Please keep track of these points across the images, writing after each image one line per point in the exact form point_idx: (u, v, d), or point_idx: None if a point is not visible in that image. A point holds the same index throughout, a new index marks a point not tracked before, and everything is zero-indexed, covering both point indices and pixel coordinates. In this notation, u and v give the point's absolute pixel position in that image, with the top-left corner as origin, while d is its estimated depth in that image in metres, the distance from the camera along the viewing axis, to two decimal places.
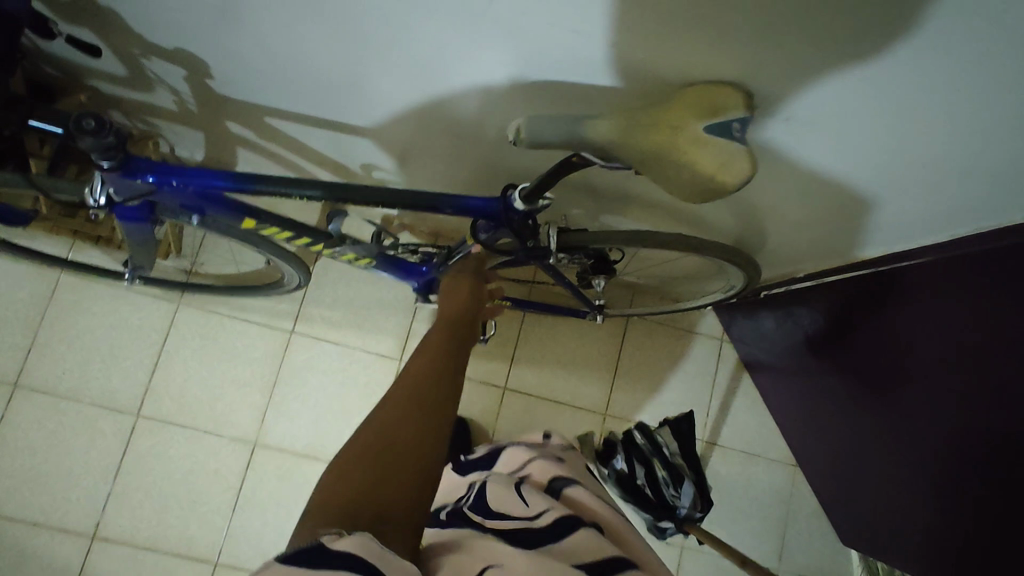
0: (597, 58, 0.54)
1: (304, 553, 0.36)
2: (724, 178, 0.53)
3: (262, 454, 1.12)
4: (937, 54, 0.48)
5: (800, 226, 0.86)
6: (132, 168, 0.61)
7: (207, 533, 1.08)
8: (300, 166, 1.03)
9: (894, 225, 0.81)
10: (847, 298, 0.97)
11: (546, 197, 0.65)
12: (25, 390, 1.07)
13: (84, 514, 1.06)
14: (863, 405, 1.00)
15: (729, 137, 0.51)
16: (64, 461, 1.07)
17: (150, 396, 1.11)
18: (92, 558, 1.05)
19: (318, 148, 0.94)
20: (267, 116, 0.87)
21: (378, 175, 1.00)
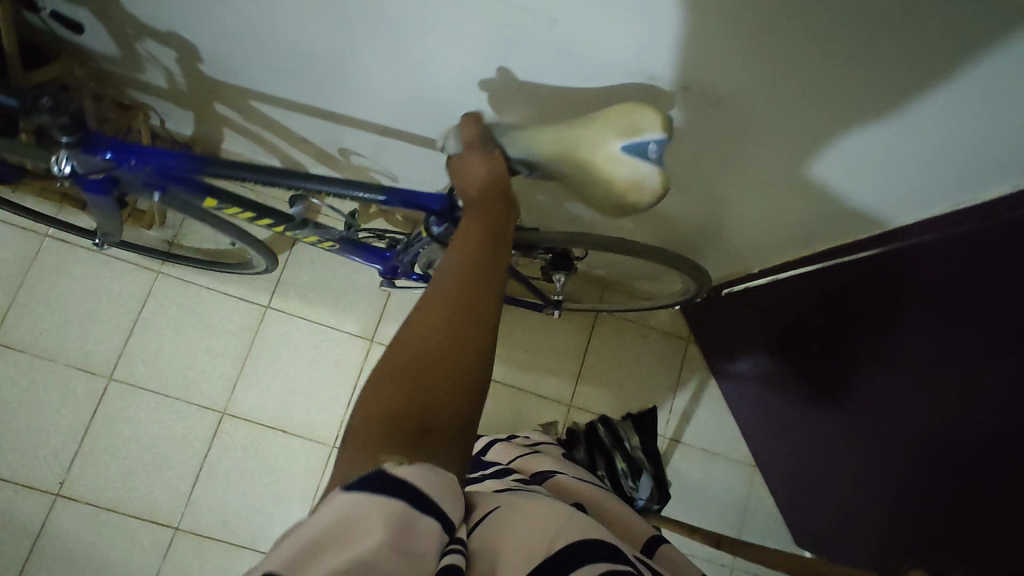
0: (546, 40, 0.58)
1: (367, 481, 0.35)
2: (638, 194, 0.59)
3: (229, 423, 1.14)
4: (856, 55, 0.51)
5: (757, 224, 0.90)
6: (92, 144, 0.66)
7: (170, 498, 1.10)
8: (284, 144, 1.07)
9: (839, 224, 0.84)
10: (809, 296, 1.00)
11: None
12: (1, 347, 1.09)
13: (50, 472, 1.08)
14: (823, 398, 1.03)
15: (645, 159, 0.56)
16: (35, 419, 1.09)
17: (124, 360, 1.13)
18: (54, 516, 1.06)
19: (300, 130, 0.99)
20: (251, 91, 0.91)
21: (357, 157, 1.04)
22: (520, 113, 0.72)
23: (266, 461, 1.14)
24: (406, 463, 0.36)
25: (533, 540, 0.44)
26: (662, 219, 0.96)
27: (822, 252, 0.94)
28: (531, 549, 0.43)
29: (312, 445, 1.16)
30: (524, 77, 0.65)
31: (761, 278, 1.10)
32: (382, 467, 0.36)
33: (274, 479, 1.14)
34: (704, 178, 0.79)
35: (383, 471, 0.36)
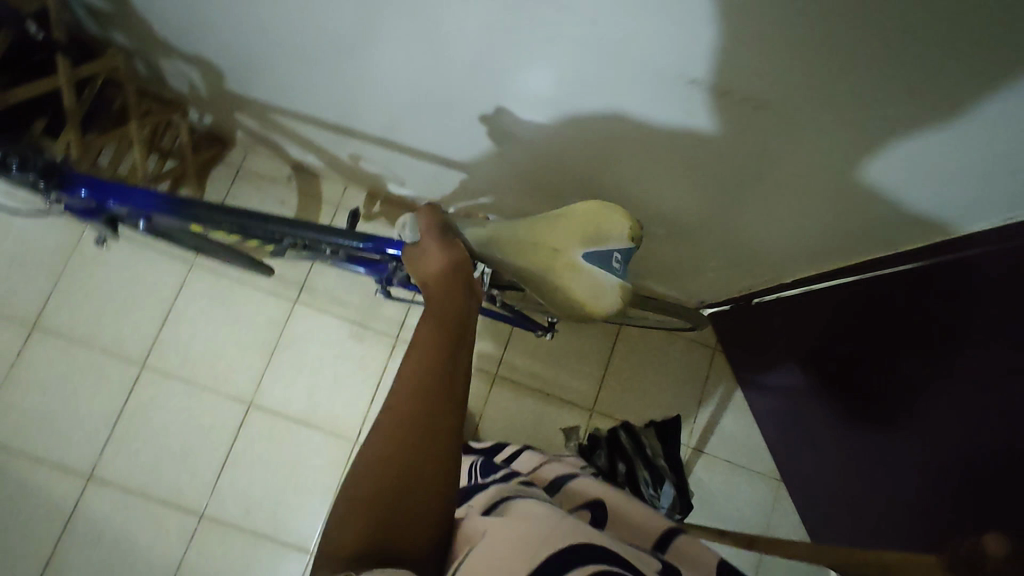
0: (585, 36, 0.57)
1: None
2: (595, 305, 0.64)
3: (256, 414, 1.16)
4: (909, 74, 0.48)
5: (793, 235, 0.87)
6: (68, 182, 0.71)
7: (196, 485, 1.12)
8: (319, 139, 1.08)
9: (881, 237, 0.79)
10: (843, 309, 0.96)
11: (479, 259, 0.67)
12: (41, 332, 1.13)
13: (83, 455, 1.11)
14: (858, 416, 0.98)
15: (609, 268, 0.63)
16: (71, 403, 1.12)
17: (157, 349, 1.16)
18: (86, 497, 1.09)
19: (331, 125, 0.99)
20: (288, 85, 0.92)
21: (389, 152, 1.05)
22: (557, 104, 0.71)
23: (291, 452, 1.16)
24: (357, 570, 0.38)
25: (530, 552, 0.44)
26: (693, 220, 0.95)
27: (862, 265, 0.89)
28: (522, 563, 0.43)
29: (335, 438, 1.17)
30: (562, 73, 0.64)
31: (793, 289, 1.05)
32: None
33: (298, 470, 1.15)
34: (740, 185, 0.77)
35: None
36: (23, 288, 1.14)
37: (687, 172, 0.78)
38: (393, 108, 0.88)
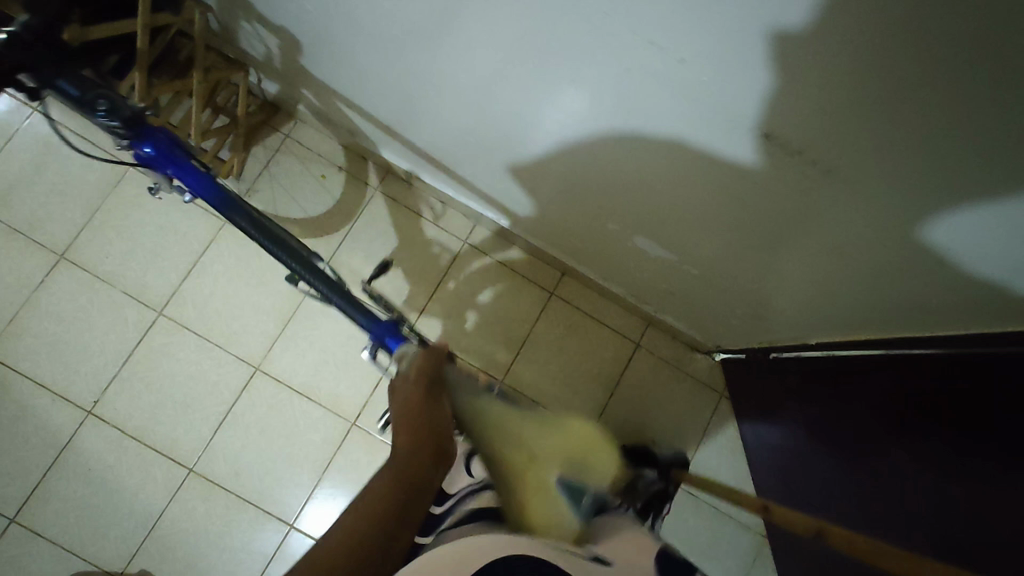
0: (662, 72, 0.57)
1: None
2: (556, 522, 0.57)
3: (261, 380, 1.17)
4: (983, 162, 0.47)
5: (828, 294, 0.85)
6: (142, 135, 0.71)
7: (191, 439, 1.13)
8: (373, 118, 1.10)
9: (912, 311, 0.78)
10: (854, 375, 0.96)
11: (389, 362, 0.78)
12: (69, 263, 1.14)
13: (87, 390, 1.12)
14: (843, 480, 0.96)
15: (576, 502, 0.62)
16: (85, 337, 1.13)
17: (177, 298, 1.17)
18: (82, 432, 1.10)
19: (389, 106, 1.01)
20: (354, 62, 0.93)
21: (439, 143, 1.05)
22: (622, 129, 0.71)
23: (286, 422, 1.16)
24: None
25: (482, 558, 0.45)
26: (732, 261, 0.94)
27: (896, 337, 0.87)
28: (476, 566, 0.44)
29: (333, 416, 1.17)
30: (632, 103, 0.65)
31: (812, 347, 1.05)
32: None
33: (290, 442, 1.15)
34: (785, 239, 0.76)
35: None
36: (59, 216, 1.15)
37: (732, 217, 0.78)
38: (454, 105, 0.89)
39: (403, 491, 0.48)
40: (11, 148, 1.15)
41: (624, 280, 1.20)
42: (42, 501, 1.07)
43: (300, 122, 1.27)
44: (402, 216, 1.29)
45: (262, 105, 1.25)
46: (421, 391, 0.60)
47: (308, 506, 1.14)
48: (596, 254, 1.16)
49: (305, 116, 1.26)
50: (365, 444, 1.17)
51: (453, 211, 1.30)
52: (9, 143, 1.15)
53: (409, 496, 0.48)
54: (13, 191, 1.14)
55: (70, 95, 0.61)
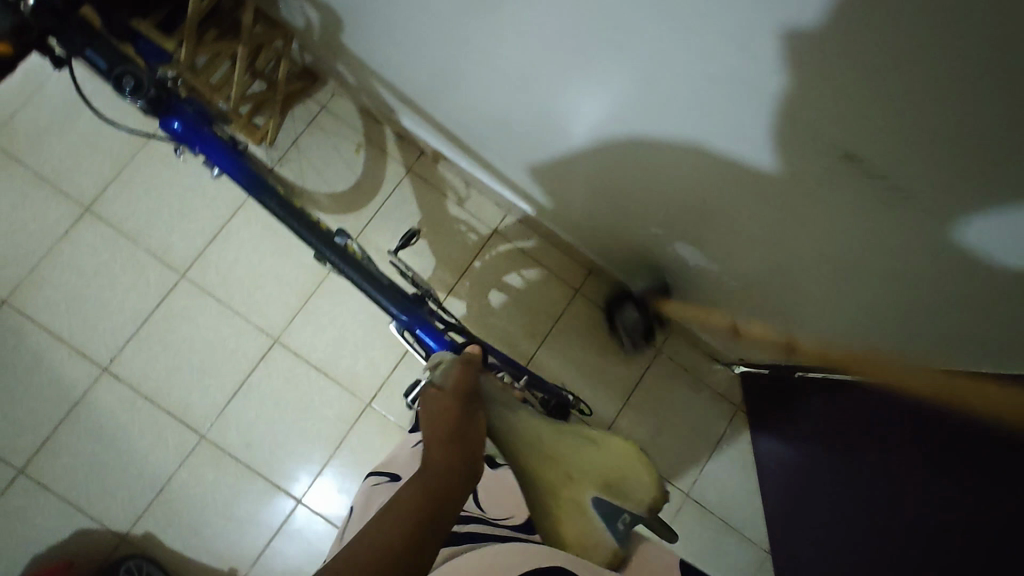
0: None
1: None
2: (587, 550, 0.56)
3: (279, 352, 1.15)
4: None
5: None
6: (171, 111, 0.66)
7: (205, 405, 1.12)
8: (414, 98, 1.06)
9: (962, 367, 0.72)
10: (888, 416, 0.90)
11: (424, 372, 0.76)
12: (93, 217, 1.12)
13: (104, 347, 1.10)
14: (876, 519, 0.94)
15: (610, 524, 0.58)
16: (105, 294, 1.11)
17: (200, 263, 1.15)
18: (96, 388, 1.09)
19: (435, 87, 0.98)
20: (404, 40, 0.90)
21: (480, 132, 1.02)
22: None
23: (300, 396, 1.15)
24: None
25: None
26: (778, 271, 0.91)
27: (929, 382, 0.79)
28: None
29: (348, 395, 1.16)
30: None
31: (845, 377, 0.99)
32: None
33: (303, 417, 1.14)
34: None
35: None
36: (86, 169, 1.13)
37: None
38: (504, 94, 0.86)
39: (431, 508, 0.45)
40: (42, 95, 1.12)
41: (652, 286, 1.18)
42: (51, 456, 1.07)
43: (336, 94, 1.25)
44: (432, 198, 1.26)
45: (299, 72, 1.22)
46: (456, 401, 0.59)
47: (317, 482, 1.13)
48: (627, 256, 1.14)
49: (342, 88, 1.24)
50: (379, 424, 1.16)
51: (482, 197, 1.27)
52: (40, 90, 1.12)
53: (440, 511, 0.45)
54: (42, 140, 1.12)
55: (101, 68, 0.59)
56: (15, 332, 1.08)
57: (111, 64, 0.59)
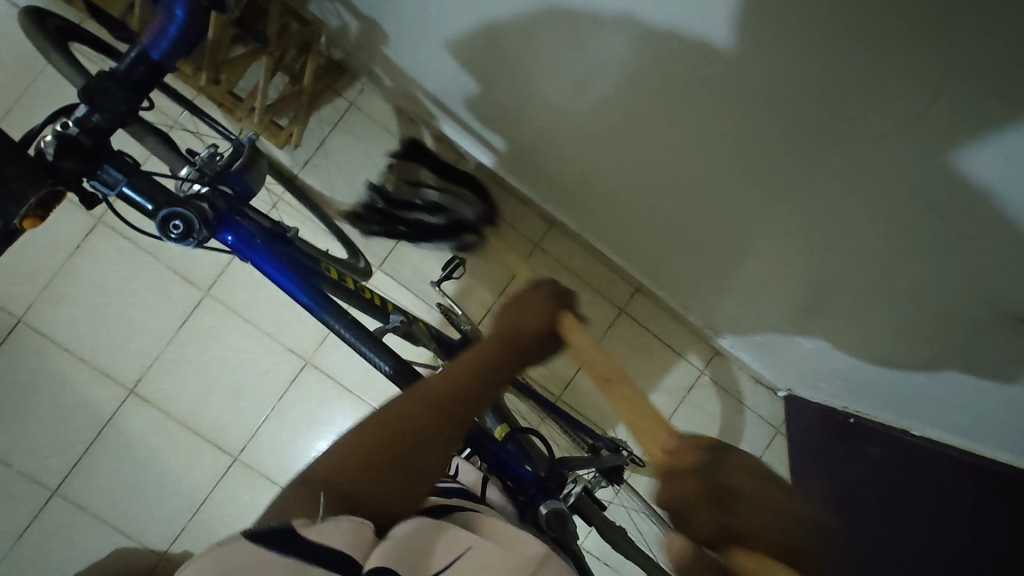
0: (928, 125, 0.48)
1: (273, 535, 0.37)
2: None
3: (310, 374, 1.10)
4: None
5: (949, 382, 0.80)
6: (222, 226, 0.58)
7: (236, 426, 1.09)
8: (464, 99, 0.96)
9: None
10: (938, 473, 0.98)
11: (544, 509, 0.66)
12: (107, 229, 1.04)
13: (130, 367, 1.06)
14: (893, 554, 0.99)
15: None
16: (126, 313, 1.05)
17: (225, 279, 1.08)
18: (124, 409, 1.05)
19: (494, 89, 0.88)
20: (468, 41, 0.81)
21: (542, 137, 0.93)
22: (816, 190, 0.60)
23: (332, 422, 1.11)
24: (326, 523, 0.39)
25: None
26: (857, 336, 0.85)
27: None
28: None
29: None
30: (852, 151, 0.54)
31: (906, 434, 1.04)
32: (292, 523, 0.38)
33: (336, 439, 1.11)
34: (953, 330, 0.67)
35: (292, 528, 0.37)
36: None
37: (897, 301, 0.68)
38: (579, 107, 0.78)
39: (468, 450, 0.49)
40: (38, 87, 1.00)
41: (704, 309, 1.12)
42: (83, 476, 1.04)
43: (365, 87, 1.12)
44: None
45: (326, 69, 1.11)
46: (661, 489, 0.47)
47: None
48: (684, 281, 1.07)
49: (373, 82, 1.11)
50: None
51: (523, 206, 1.19)
52: (35, 82, 1.00)
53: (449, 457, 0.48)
54: None
55: (146, 209, 0.54)
56: (35, 352, 1.03)
57: (154, 205, 0.54)
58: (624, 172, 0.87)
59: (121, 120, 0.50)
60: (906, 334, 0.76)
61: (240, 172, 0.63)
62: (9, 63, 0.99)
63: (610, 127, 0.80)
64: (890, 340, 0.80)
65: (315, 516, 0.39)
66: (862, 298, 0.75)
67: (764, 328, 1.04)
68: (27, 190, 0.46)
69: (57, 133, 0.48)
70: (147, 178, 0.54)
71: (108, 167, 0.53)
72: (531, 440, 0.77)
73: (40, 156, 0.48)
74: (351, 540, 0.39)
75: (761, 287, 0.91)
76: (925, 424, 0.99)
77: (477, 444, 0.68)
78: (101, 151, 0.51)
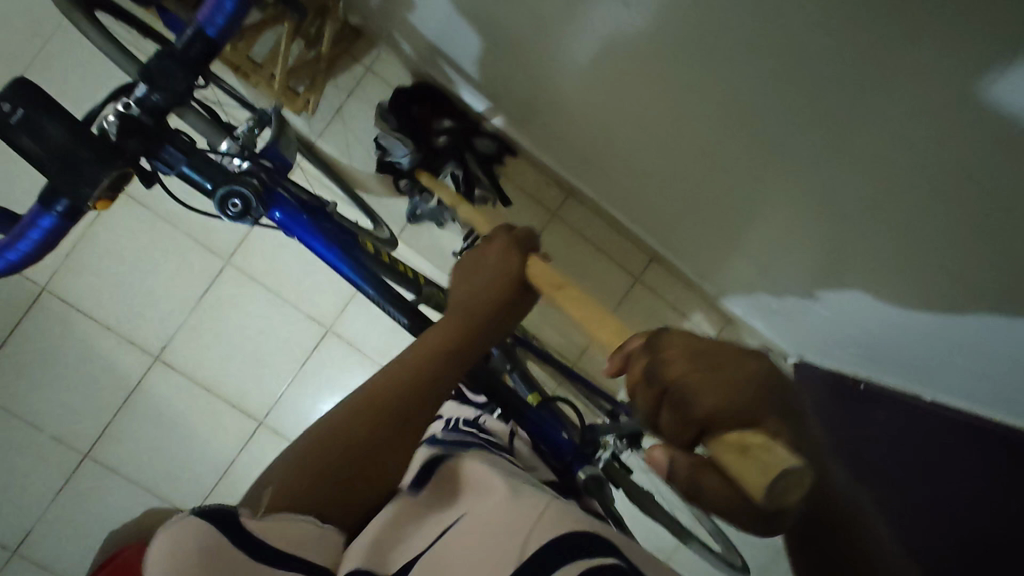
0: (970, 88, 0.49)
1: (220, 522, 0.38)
2: None
3: (331, 341, 1.12)
4: None
5: (961, 344, 0.83)
6: (270, 201, 0.60)
7: (261, 392, 1.11)
8: (486, 63, 0.96)
9: None
10: (938, 434, 1.02)
11: (584, 472, 0.72)
12: (125, 197, 1.04)
13: (153, 334, 1.07)
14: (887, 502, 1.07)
15: None
16: (148, 282, 1.06)
17: (244, 247, 1.08)
18: (150, 376, 1.07)
19: (519, 50, 0.87)
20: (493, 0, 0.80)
21: (565, 101, 0.92)
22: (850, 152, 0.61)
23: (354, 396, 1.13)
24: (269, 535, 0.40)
25: (515, 535, 0.42)
26: (876, 302, 0.87)
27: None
28: (505, 550, 0.41)
29: None
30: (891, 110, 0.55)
31: (902, 396, 1.08)
32: (234, 511, 0.39)
33: None
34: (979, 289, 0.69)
35: (235, 517, 0.39)
36: None
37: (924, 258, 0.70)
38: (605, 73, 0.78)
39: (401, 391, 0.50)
40: (50, 51, 0.98)
41: (718, 276, 1.14)
42: (114, 440, 1.07)
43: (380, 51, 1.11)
44: None
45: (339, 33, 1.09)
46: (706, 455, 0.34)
47: None
48: (699, 248, 1.08)
49: (389, 46, 1.10)
50: None
51: (540, 173, 1.19)
52: (47, 47, 0.98)
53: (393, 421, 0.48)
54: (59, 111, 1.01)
55: (204, 188, 0.56)
56: (60, 319, 1.04)
57: (213, 183, 0.56)
58: (649, 139, 0.87)
59: (179, 98, 0.50)
60: (926, 296, 0.78)
61: (275, 144, 0.65)
62: (20, 28, 0.97)
63: (638, 93, 0.79)
64: (910, 303, 0.82)
65: (257, 508, 0.42)
66: (888, 263, 0.77)
67: (779, 296, 1.06)
68: (98, 174, 0.47)
69: (120, 114, 0.49)
70: (204, 157, 0.55)
71: (167, 146, 0.54)
72: (562, 407, 0.82)
73: (103, 135, 0.49)
74: (292, 540, 0.41)
75: (779, 252, 0.93)
76: (932, 392, 1.01)
77: (514, 409, 0.73)
78: (160, 129, 0.52)
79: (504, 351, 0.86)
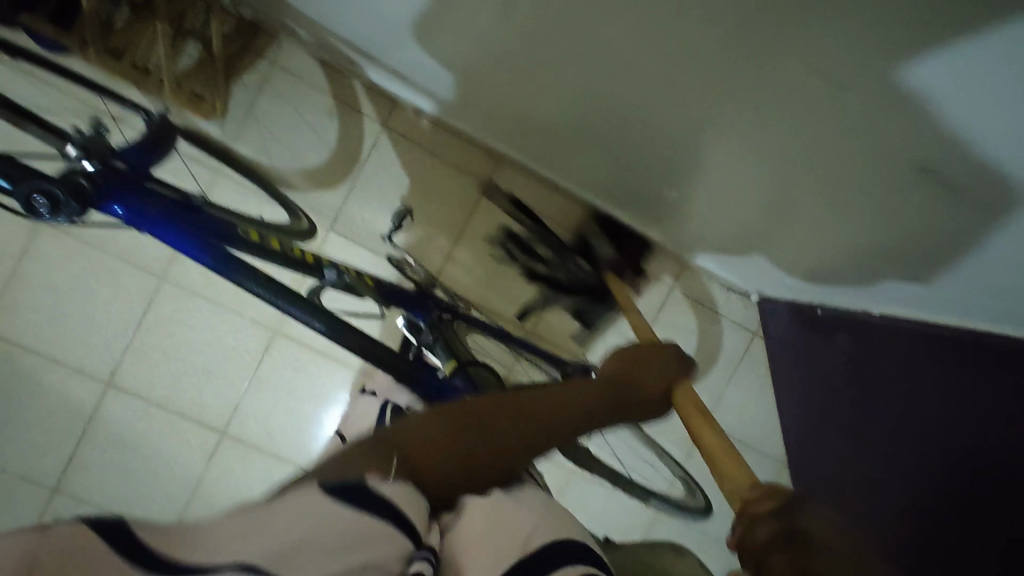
0: None
1: (351, 493, 0.35)
2: None
3: (280, 342, 1.11)
4: None
5: (893, 257, 0.80)
6: (105, 196, 0.58)
7: (219, 404, 1.11)
8: (380, 46, 0.93)
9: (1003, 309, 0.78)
10: (894, 344, 0.99)
11: None
12: (49, 227, 1.03)
13: (100, 361, 1.07)
14: (842, 417, 1.04)
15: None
16: (84, 309, 1.06)
17: (177, 261, 1.07)
18: (105, 402, 1.07)
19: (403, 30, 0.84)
20: None
21: (463, 72, 0.89)
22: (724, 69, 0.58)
23: (315, 394, 1.14)
24: (391, 486, 0.37)
25: (517, 530, 0.40)
26: (806, 225, 0.84)
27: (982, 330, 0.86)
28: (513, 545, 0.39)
29: (357, 377, 1.15)
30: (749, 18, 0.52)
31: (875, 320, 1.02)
32: (366, 480, 0.36)
33: (319, 403, 1.14)
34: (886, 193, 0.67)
35: (367, 485, 0.36)
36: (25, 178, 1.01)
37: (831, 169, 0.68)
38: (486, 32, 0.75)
39: (514, 439, 0.47)
40: None
41: (660, 224, 1.11)
42: (80, 470, 1.07)
43: (283, 44, 1.08)
44: (416, 157, 1.13)
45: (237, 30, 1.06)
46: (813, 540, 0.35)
47: None
48: (635, 198, 1.05)
49: (290, 37, 1.07)
50: None
51: (468, 146, 1.16)
52: None
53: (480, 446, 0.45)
54: None
55: (6, 188, 0.53)
56: (5, 358, 1.04)
57: (12, 181, 0.53)
58: (549, 96, 0.84)
59: None
60: (846, 212, 0.75)
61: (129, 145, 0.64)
62: None
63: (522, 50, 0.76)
64: (834, 223, 0.79)
65: (384, 472, 0.39)
66: (805, 182, 0.74)
67: (721, 237, 1.03)
68: None
69: None
70: (4, 159, 0.54)
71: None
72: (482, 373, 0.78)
73: None
74: (416, 510, 0.38)
75: (705, 191, 0.90)
76: (883, 308, 0.99)
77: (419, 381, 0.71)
78: None
79: (430, 324, 0.84)
